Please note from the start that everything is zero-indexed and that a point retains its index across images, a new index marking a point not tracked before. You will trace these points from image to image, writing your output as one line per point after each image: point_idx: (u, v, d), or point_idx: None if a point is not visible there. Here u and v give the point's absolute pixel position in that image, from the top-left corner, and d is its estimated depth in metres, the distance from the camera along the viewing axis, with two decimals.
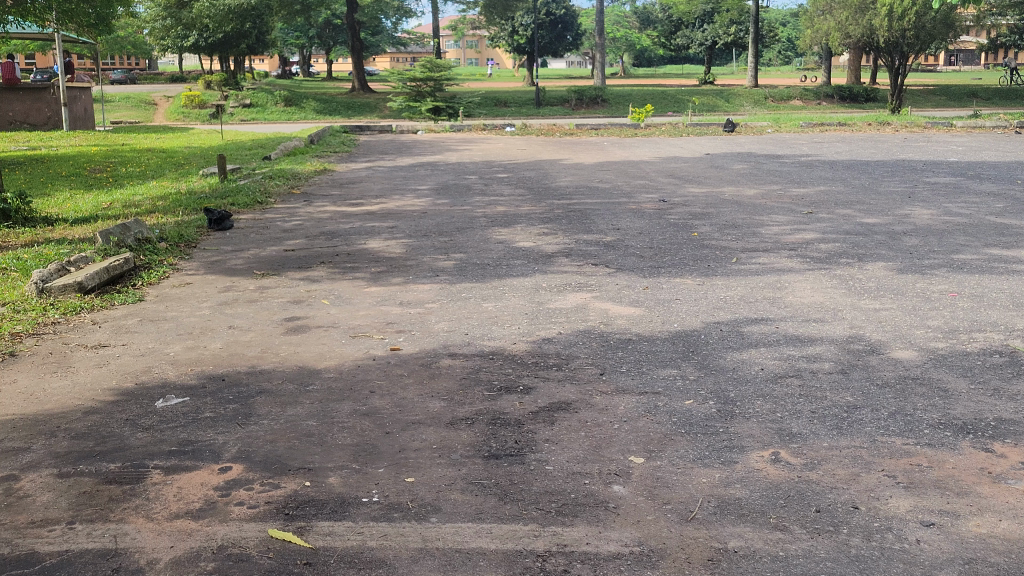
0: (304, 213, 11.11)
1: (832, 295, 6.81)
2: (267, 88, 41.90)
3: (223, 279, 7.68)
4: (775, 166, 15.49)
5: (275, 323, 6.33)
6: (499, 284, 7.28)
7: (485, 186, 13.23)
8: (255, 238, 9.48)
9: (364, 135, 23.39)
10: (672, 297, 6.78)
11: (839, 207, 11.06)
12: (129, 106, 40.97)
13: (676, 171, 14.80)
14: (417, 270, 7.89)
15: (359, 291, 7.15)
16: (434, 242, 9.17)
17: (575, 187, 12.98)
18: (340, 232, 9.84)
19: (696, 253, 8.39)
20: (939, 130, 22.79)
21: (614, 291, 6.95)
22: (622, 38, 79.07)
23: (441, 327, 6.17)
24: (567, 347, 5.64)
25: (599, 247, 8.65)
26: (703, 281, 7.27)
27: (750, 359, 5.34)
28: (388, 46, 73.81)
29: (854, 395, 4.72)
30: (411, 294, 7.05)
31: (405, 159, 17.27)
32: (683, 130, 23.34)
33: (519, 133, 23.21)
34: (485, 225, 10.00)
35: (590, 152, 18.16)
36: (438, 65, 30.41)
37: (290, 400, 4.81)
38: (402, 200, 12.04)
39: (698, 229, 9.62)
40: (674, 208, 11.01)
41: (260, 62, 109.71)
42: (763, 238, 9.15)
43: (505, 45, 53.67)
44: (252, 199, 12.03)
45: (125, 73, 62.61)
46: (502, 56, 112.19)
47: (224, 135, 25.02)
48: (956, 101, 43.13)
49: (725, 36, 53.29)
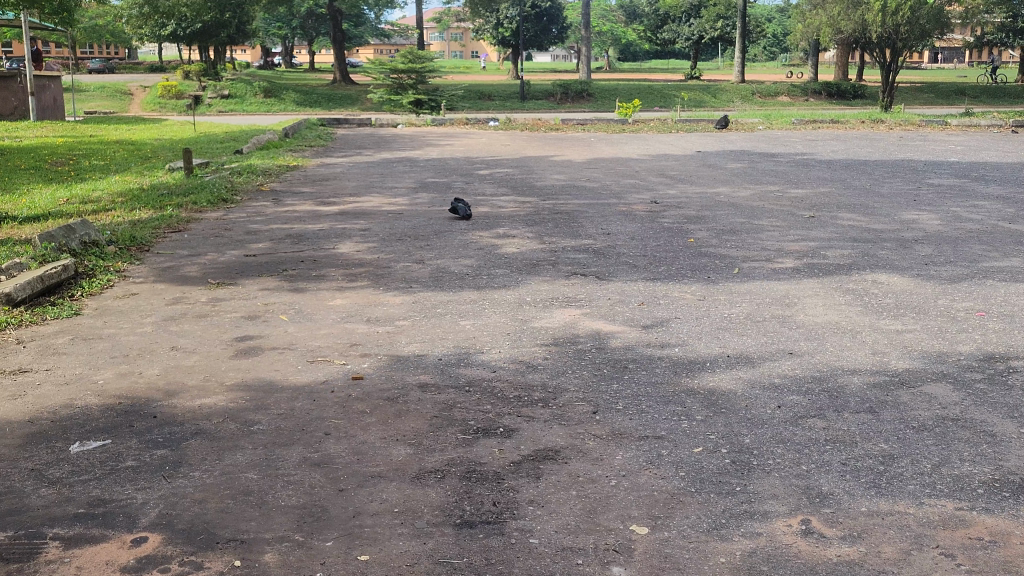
0: (271, 212, 10.37)
1: (847, 314, 6.13)
2: (247, 79, 40.94)
3: (173, 288, 6.95)
4: (770, 165, 14.86)
5: (224, 345, 5.60)
6: (479, 298, 6.58)
7: (466, 184, 12.52)
8: (215, 241, 8.73)
9: (342, 129, 22.60)
10: (671, 314, 6.08)
11: (842, 212, 10.42)
12: (103, 96, 39.93)
13: (667, 170, 14.14)
14: (388, 279, 7.18)
15: (322, 305, 6.42)
16: (409, 246, 8.47)
17: (562, 186, 12.30)
18: (308, 234, 9.11)
19: (694, 261, 7.71)
20: (933, 129, 22.26)
21: (606, 307, 6.25)
22: (608, 32, 78.44)
23: (412, 349, 5.45)
24: (554, 375, 4.93)
25: (588, 254, 7.98)
26: (703, 295, 6.57)
27: (764, 392, 4.65)
28: (371, 38, 72.96)
29: (889, 444, 4.05)
30: (379, 308, 6.33)
31: (383, 154, 16.54)
32: (672, 126, 22.65)
33: (502, 128, 22.50)
34: (466, 228, 9.31)
35: (576, 148, 17.46)
36: (421, 56, 29.62)
37: (228, 444, 4.09)
38: (378, 199, 11.32)
39: (695, 235, 8.95)
40: (667, 210, 10.36)
41: (243, 52, 108.46)
42: (764, 245, 8.48)
43: (490, 38, 52.86)
44: (217, 196, 11.28)
45: (103, 62, 61.52)
46: (486, 49, 111.42)
47: (198, 128, 24.16)
48: (945, 98, 42.71)
49: (712, 31, 52.65)
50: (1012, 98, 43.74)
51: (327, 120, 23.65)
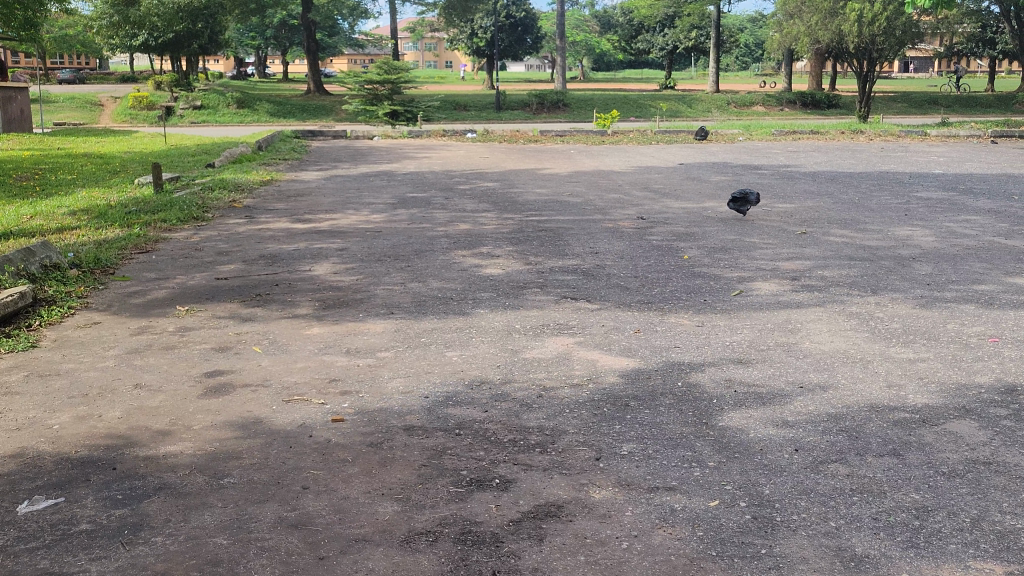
0: (244, 231, 9.94)
1: (855, 342, 5.81)
2: (219, 89, 40.37)
3: (139, 317, 6.52)
4: (754, 178, 14.57)
5: (193, 382, 5.19)
6: (465, 326, 6.20)
7: (445, 199, 12.16)
8: (185, 264, 8.30)
9: (316, 141, 22.16)
10: (670, 342, 5.74)
11: (833, 227, 10.13)
12: (72, 107, 39.23)
13: (650, 183, 13.83)
14: (367, 305, 6.78)
15: (298, 335, 6.02)
16: (389, 267, 8.08)
17: (545, 201, 11.96)
18: (282, 254, 8.70)
19: (689, 282, 7.38)
20: (913, 139, 22.12)
21: (601, 336, 5.89)
22: (582, 42, 78.46)
23: (396, 386, 5.06)
24: (550, 415, 4.56)
25: (577, 275, 7.62)
26: (702, 321, 6.23)
27: (778, 434, 4.31)
28: (344, 47, 72.49)
29: (921, 494, 3.71)
30: (359, 338, 5.93)
31: (360, 168, 16.14)
32: (652, 138, 22.39)
33: (480, 140, 22.15)
34: (447, 247, 8.93)
35: (556, 160, 17.13)
36: (396, 67, 29.21)
37: (195, 502, 3.69)
38: (355, 215, 10.91)
39: (686, 253, 8.62)
40: (655, 227, 10.04)
41: (215, 62, 107.60)
42: (758, 263, 8.17)
43: (464, 48, 52.55)
44: (188, 214, 10.83)
45: (73, 73, 60.60)
46: (460, 59, 111.18)
47: (168, 140, 23.63)
48: (919, 108, 42.81)
49: (686, 41, 52.60)
50: (985, 107, 43.93)
51: (300, 132, 23.20)
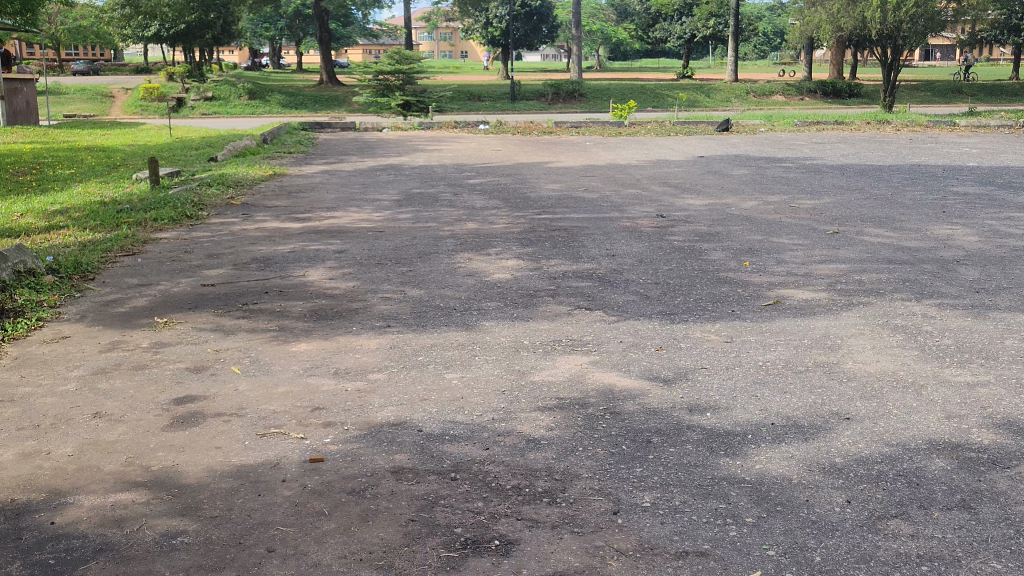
0: (238, 231, 9.39)
1: (904, 362, 5.18)
2: (230, 80, 39.87)
3: (112, 331, 5.97)
4: (779, 172, 13.91)
5: (160, 409, 4.62)
6: (468, 341, 5.60)
7: (454, 195, 11.57)
8: (171, 269, 7.75)
9: (324, 134, 21.60)
10: (696, 362, 5.14)
11: (867, 225, 9.47)
12: (82, 98, 38.81)
13: (670, 178, 13.20)
14: (362, 317, 6.20)
15: (282, 354, 5.44)
16: (389, 272, 7.50)
17: (558, 198, 11.36)
18: (276, 258, 8.14)
19: (714, 290, 6.78)
20: (941, 130, 21.36)
21: (618, 355, 5.29)
22: (598, 31, 77.61)
23: (387, 416, 4.47)
24: (560, 455, 3.96)
25: (592, 281, 7.02)
26: (730, 336, 5.61)
27: (826, 481, 3.69)
28: (359, 37, 71.89)
29: (1004, 564, 3.09)
30: (350, 357, 5.35)
31: (367, 161, 15.57)
32: (671, 129, 21.71)
33: (493, 132, 21.55)
34: (453, 249, 8.35)
35: (571, 153, 16.50)
36: (408, 57, 28.44)
37: (139, 571, 3.11)
38: (357, 214, 10.34)
39: (710, 256, 8.00)
40: (675, 226, 9.43)
41: (230, 53, 107.32)
42: (789, 267, 7.54)
43: (479, 38, 51.78)
44: (181, 212, 10.28)
45: (88, 63, 60.28)
46: (475, 49, 110.43)
47: (174, 133, 23.13)
48: (942, 97, 41.88)
49: (704, 29, 51.70)
50: (1010, 96, 42.93)
51: (309, 124, 22.62)
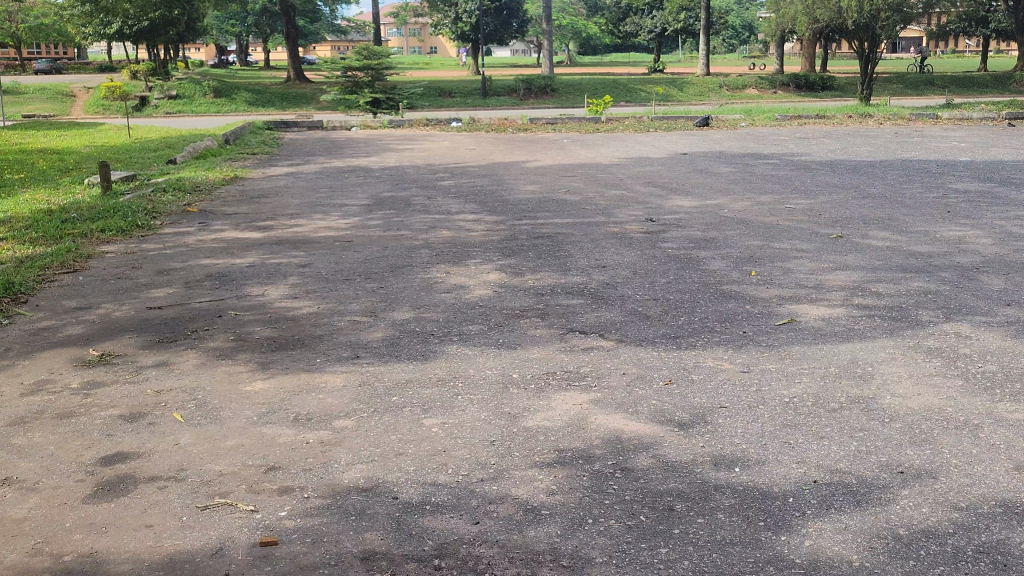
0: (194, 243, 8.61)
1: (950, 395, 4.53)
2: (195, 78, 38.83)
3: (39, 368, 5.19)
4: (768, 169, 13.28)
5: (82, 473, 3.86)
6: (448, 376, 4.88)
7: (427, 199, 10.84)
8: (115, 288, 6.97)
9: (290, 133, 20.76)
10: (713, 400, 4.45)
11: (870, 227, 8.85)
12: (42, 98, 37.63)
13: (654, 177, 12.53)
14: (327, 346, 5.46)
15: (234, 396, 4.69)
16: (358, 289, 6.77)
17: (539, 200, 10.66)
18: (233, 273, 7.38)
19: (720, 306, 6.10)
20: (925, 123, 20.83)
21: (622, 392, 4.60)
22: (569, 26, 76.88)
23: (354, 477, 3.75)
24: (565, 532, 3.25)
25: (584, 297, 6.32)
26: (748, 366, 4.94)
27: (896, 566, 3.01)
28: (326, 33, 70.85)
29: None
30: (313, 398, 4.61)
31: (336, 162, 14.80)
32: (649, 125, 21.04)
33: (466, 129, 20.79)
34: (429, 261, 7.62)
35: (549, 152, 15.80)
36: (377, 52, 27.50)
37: None
38: (323, 221, 9.57)
39: (709, 266, 7.32)
40: (667, 231, 8.75)
41: (197, 52, 105.80)
42: (797, 278, 6.89)
43: (449, 33, 50.86)
44: (131, 221, 9.48)
45: (50, 62, 58.80)
46: (444, 45, 109.45)
47: (134, 133, 22.16)
48: (915, 89, 41.55)
49: (675, 23, 51.11)
50: (982, 88, 42.64)
51: (274, 123, 21.76)
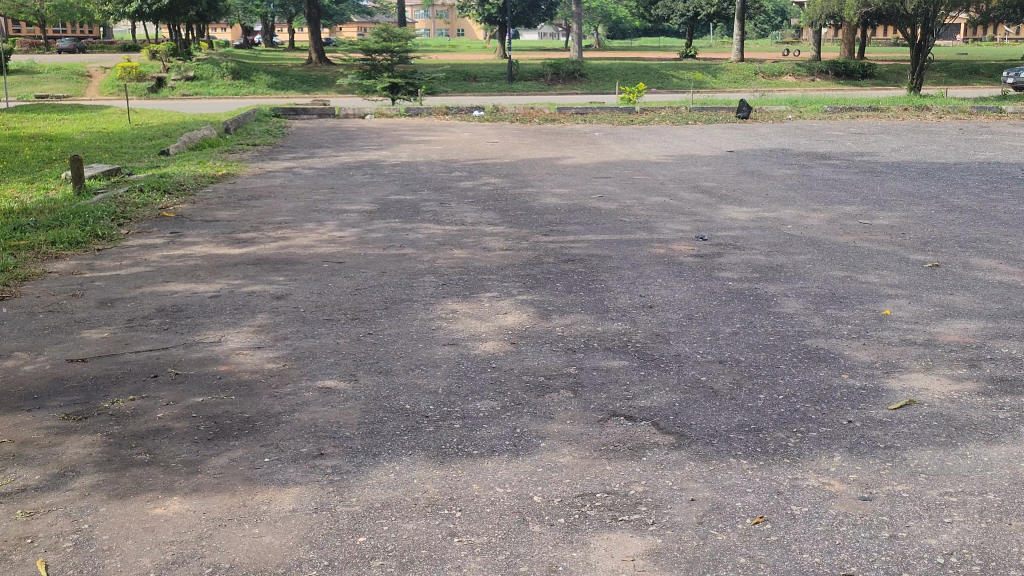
0: (156, 261, 7.23)
1: None
2: (214, 58, 37.38)
3: None
4: (827, 172, 11.73)
5: None
6: (443, 498, 3.43)
7: (439, 205, 9.42)
8: (40, 328, 5.59)
9: (300, 121, 19.38)
10: (835, 566, 2.97)
11: (970, 254, 7.31)
12: (56, 78, 36.40)
13: (700, 180, 11.06)
14: (284, 433, 4.03)
15: (133, 527, 3.27)
16: (341, 336, 5.34)
17: (570, 209, 9.21)
18: (191, 307, 5.97)
19: (809, 377, 4.62)
20: (987, 118, 19.10)
21: (695, 541, 3.13)
22: (598, 8, 74.84)
23: None
24: None
25: (628, 358, 4.86)
26: (870, 491, 3.46)
27: None
28: (352, 15, 69.39)
29: None
30: (244, 538, 3.19)
31: (342, 155, 13.39)
32: (688, 116, 19.43)
33: (490, 120, 19.29)
34: (435, 293, 6.18)
35: (579, 147, 14.31)
36: (397, 35, 25.57)
37: None
38: (315, 232, 8.18)
39: (784, 308, 5.84)
40: (723, 254, 7.29)
41: (221, 30, 104.50)
42: (900, 331, 5.40)
43: (475, 15, 48.98)
44: (89, 230, 8.08)
45: (73, 40, 57.54)
46: (471, 28, 107.58)
47: (137, 118, 20.81)
48: (961, 77, 39.54)
49: (707, 7, 49.18)
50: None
51: (284, 109, 20.36)
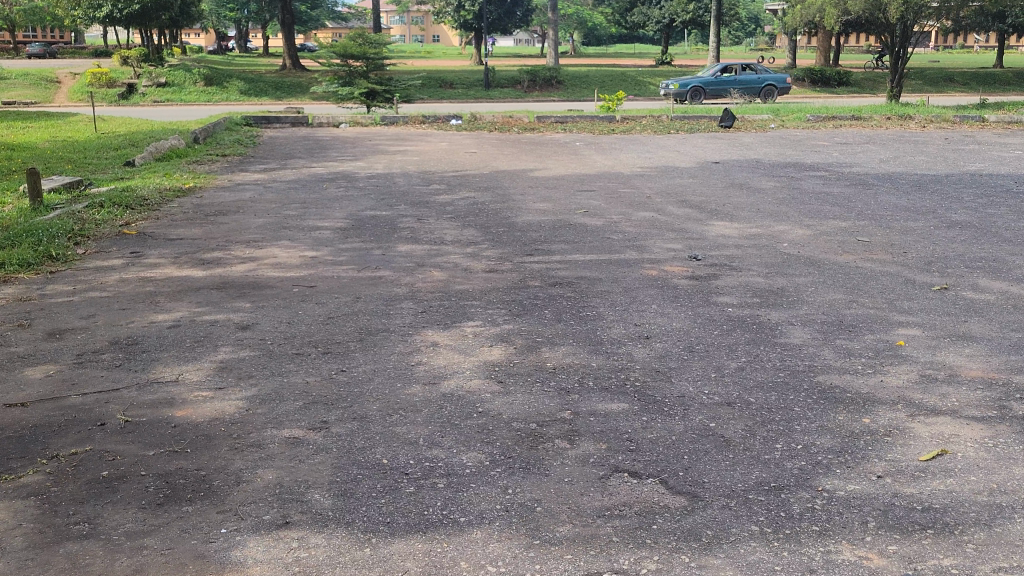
0: (113, 285, 6.71)
1: None
2: (187, 64, 36.68)
3: None
4: (817, 185, 11.36)
5: None
6: None
7: (416, 221, 8.96)
8: None
9: (272, 130, 18.85)
10: None
11: (979, 275, 6.93)
12: (24, 83, 35.61)
13: (687, 193, 10.66)
14: (245, 496, 3.55)
15: None
16: (311, 374, 4.86)
17: (554, 225, 8.77)
18: (148, 339, 5.47)
19: (830, 423, 4.19)
20: (971, 127, 18.85)
21: None
22: (574, 14, 74.59)
23: None
24: None
25: (628, 400, 4.42)
26: (913, 568, 3.03)
27: None
28: (326, 20, 68.74)
29: None
30: None
31: (314, 166, 12.88)
32: (669, 125, 19.06)
33: (467, 129, 18.83)
34: (413, 323, 5.71)
35: (560, 157, 13.89)
36: (373, 41, 24.99)
37: None
38: (286, 252, 7.69)
39: (791, 339, 5.42)
40: (720, 276, 6.88)
41: (195, 35, 103.60)
42: (919, 365, 4.98)
43: (451, 21, 48.50)
44: (43, 250, 7.55)
45: (44, 46, 56.54)
46: (446, 34, 107.07)
47: (105, 126, 20.17)
48: (936, 85, 39.53)
49: (683, 14, 48.96)
50: (1004, 85, 40.52)
51: (256, 117, 19.80)
